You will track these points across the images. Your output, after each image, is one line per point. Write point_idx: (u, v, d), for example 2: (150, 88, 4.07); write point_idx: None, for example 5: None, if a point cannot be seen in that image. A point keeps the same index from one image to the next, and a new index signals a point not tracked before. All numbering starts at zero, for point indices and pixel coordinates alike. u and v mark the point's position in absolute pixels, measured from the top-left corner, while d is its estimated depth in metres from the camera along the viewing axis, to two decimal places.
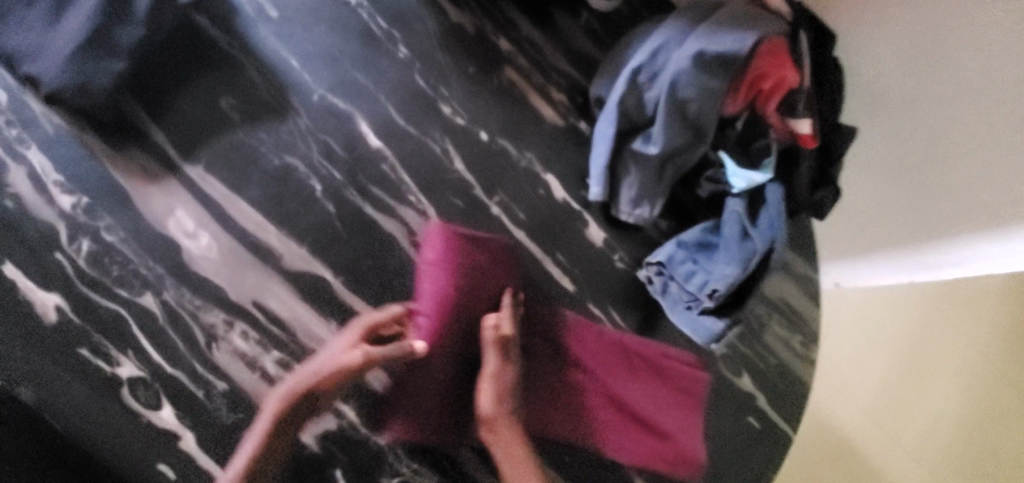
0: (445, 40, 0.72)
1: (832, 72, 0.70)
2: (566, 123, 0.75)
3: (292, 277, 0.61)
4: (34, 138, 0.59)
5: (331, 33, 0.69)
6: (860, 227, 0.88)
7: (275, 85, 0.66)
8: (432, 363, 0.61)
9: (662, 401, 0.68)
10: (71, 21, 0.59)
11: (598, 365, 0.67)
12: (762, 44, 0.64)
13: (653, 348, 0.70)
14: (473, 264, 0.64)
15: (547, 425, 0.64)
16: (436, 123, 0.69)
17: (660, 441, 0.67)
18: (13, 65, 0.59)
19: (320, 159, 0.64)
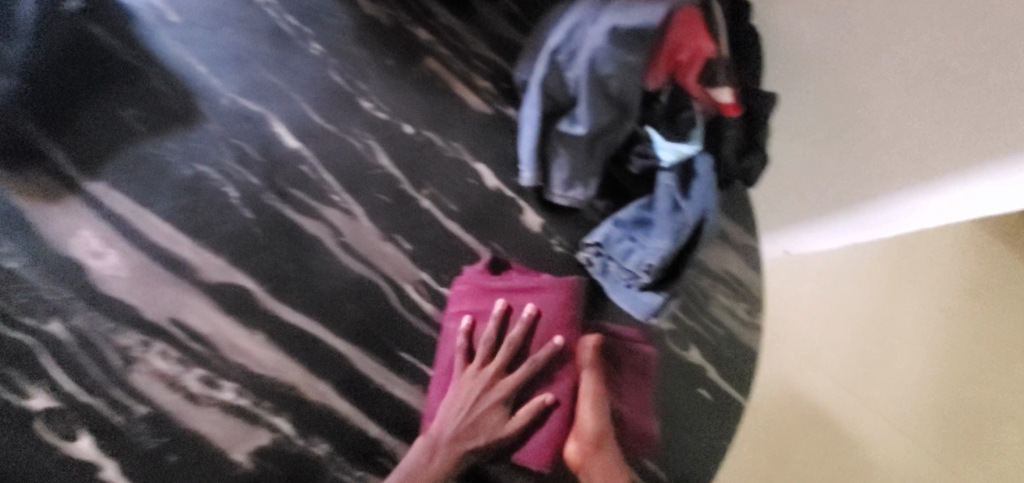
0: (360, 34, 0.70)
1: (748, 41, 0.70)
2: (493, 110, 0.74)
3: (211, 290, 0.59)
4: None
5: (238, 34, 0.66)
6: (797, 194, 0.88)
7: (180, 91, 0.63)
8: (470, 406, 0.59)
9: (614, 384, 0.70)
10: None
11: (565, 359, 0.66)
12: (676, 15, 0.64)
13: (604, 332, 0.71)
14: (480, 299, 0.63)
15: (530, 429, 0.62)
16: (356, 119, 0.68)
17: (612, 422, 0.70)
18: None
19: (233, 165, 0.62)
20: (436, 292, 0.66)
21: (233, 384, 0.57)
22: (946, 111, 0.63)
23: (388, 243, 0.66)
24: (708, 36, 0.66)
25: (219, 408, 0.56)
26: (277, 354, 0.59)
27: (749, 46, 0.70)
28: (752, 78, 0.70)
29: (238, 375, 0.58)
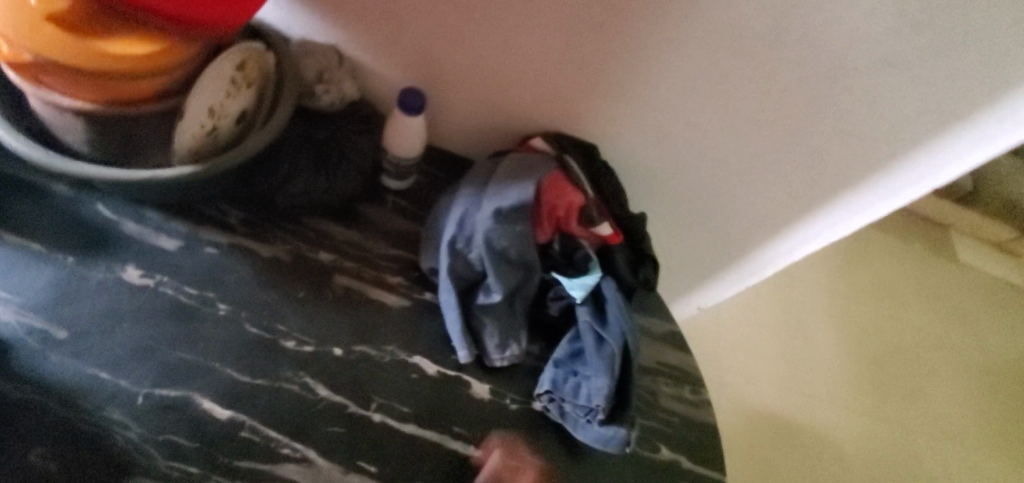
0: (266, 278, 0.73)
1: (604, 177, 0.81)
2: (412, 300, 0.78)
3: None
4: None
5: (145, 325, 0.65)
6: (698, 255, 1.03)
7: (83, 411, 0.59)
8: None
9: None
10: None
11: None
12: (549, 182, 0.75)
13: None
14: None
15: None
16: (285, 362, 0.68)
17: None
18: None
19: (169, 463, 0.59)
20: None
21: None
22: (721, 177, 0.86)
23: (353, 473, 0.65)
24: (575, 188, 0.77)
25: None
26: None
27: (611, 184, 0.82)
28: (618, 203, 0.81)
29: None
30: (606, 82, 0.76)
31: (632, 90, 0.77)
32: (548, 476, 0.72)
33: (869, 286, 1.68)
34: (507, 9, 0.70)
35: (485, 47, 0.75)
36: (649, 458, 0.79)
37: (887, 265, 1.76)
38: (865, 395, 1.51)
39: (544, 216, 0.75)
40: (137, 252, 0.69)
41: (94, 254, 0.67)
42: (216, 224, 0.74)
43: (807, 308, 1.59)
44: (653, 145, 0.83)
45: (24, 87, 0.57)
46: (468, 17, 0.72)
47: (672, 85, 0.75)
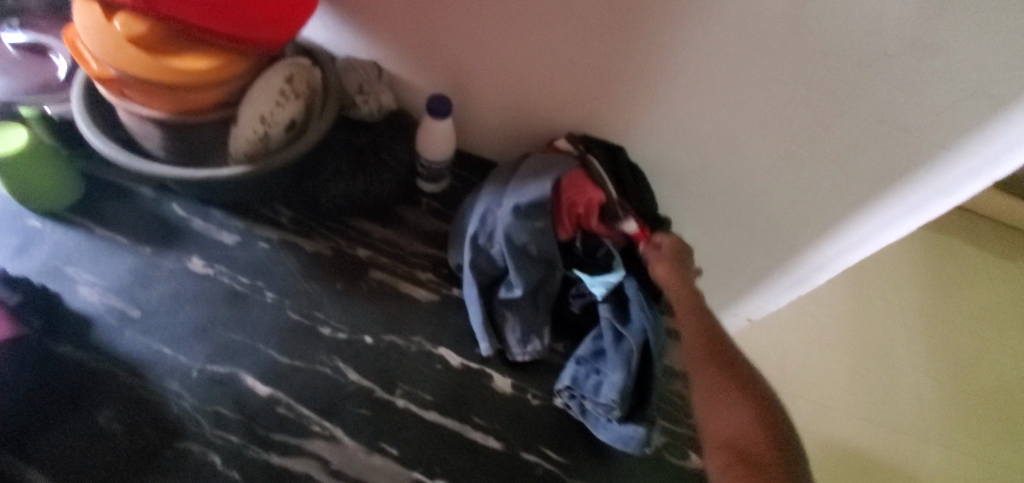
0: (309, 271, 0.79)
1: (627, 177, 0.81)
2: (441, 295, 0.81)
3: None
4: None
5: (203, 309, 0.73)
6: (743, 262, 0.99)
7: (146, 379, 0.67)
8: None
9: None
10: None
11: None
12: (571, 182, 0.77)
13: None
14: None
15: None
16: (320, 347, 0.74)
17: None
18: None
19: (213, 430, 0.65)
20: None
21: None
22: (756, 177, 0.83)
23: (375, 454, 0.68)
24: (595, 186, 0.77)
25: None
26: None
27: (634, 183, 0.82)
28: (641, 205, 0.82)
29: None
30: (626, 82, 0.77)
31: (654, 89, 0.77)
32: (568, 474, 0.71)
33: (954, 306, 1.51)
34: (516, 21, 0.75)
35: (506, 55, 0.79)
36: (678, 466, 0.75)
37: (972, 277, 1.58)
38: (955, 424, 1.33)
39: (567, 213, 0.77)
40: (202, 245, 0.78)
41: (166, 246, 0.77)
42: (268, 222, 0.82)
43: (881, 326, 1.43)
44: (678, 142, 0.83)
45: (114, 102, 0.68)
46: (489, 29, 0.76)
47: (691, 81, 0.75)
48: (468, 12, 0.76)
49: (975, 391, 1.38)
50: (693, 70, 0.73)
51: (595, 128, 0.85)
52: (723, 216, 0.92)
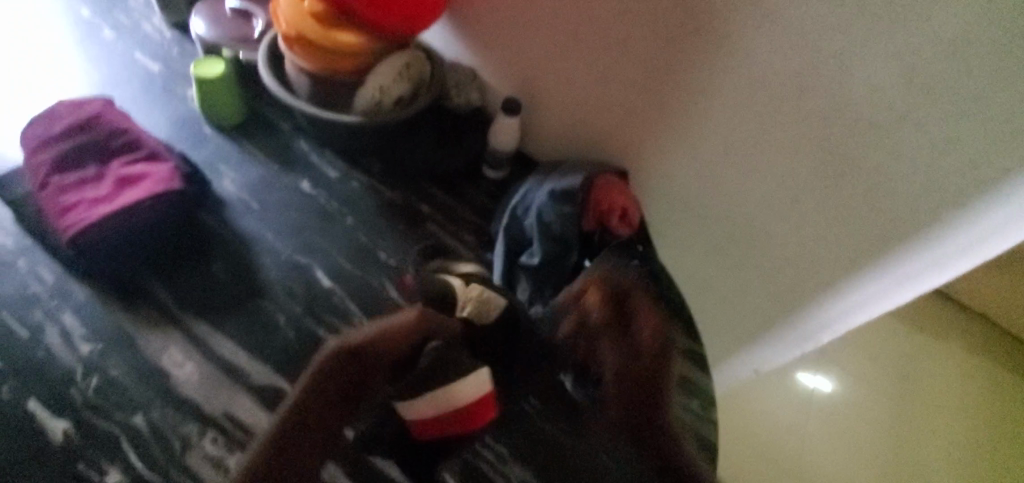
0: (382, 210, 1.01)
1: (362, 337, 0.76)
2: (476, 255, 0.99)
3: (59, 174, 0.79)
4: (54, 287, 0.78)
5: (301, 217, 0.96)
6: (773, 285, 1.01)
7: (249, 251, 0.89)
8: (130, 167, 0.81)
9: (126, 120, 0.85)
10: (93, 234, 0.77)
11: (121, 117, 0.85)
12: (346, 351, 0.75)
13: (119, 111, 0.86)
14: (72, 111, 0.84)
15: (103, 185, 0.79)
16: (375, 265, 0.93)
17: (146, 157, 0.83)
18: (48, 243, 0.80)
19: (285, 298, 0.86)
20: None
21: None
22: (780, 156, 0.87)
23: None
24: (623, 192, 0.94)
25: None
26: None
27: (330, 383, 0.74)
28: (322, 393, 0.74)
29: None
30: (665, 114, 0.95)
31: (682, 125, 0.95)
32: None
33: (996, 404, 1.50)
34: (583, 54, 0.97)
35: (572, 78, 1.00)
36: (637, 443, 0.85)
37: (1008, 402, 1.52)
38: None
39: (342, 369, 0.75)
40: (313, 173, 1.02)
41: (287, 167, 1.01)
42: (363, 169, 1.05)
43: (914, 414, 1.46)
44: (703, 175, 0.98)
45: (287, 57, 0.95)
46: (563, 56, 0.98)
47: (719, 122, 0.91)
48: (549, 41, 0.98)
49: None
50: (718, 112, 0.90)
51: (632, 153, 1.03)
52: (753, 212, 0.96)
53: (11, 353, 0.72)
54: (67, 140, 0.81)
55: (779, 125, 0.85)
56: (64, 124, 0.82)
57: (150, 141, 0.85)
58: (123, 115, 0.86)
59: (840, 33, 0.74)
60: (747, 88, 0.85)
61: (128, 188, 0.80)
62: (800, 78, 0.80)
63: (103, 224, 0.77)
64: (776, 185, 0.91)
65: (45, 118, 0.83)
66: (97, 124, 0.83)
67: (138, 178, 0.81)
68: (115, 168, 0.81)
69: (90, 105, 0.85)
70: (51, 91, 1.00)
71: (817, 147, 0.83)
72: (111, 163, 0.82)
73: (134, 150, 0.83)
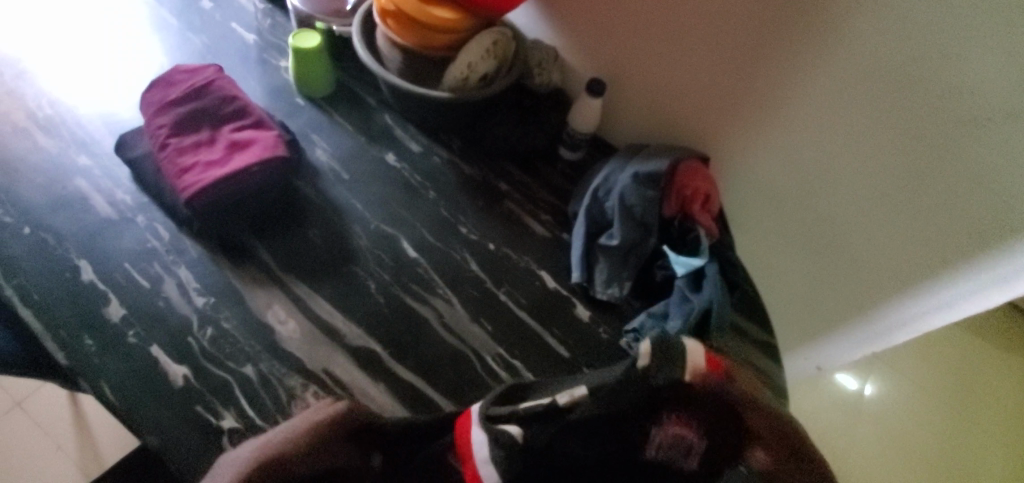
0: (462, 186, 1.03)
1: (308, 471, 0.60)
2: (553, 234, 1.00)
3: (178, 136, 0.84)
4: (170, 243, 0.84)
5: (388, 189, 0.99)
6: (842, 284, 1.01)
7: (341, 218, 0.93)
8: (240, 133, 0.86)
9: (236, 89, 0.90)
10: (211, 194, 0.81)
11: (231, 85, 0.90)
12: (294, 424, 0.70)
13: (230, 80, 0.91)
14: (189, 77, 0.89)
15: (216, 148, 0.84)
16: (456, 239, 0.96)
17: (253, 124, 0.87)
18: (164, 202, 0.85)
19: (374, 266, 0.89)
20: (509, 364, 0.85)
21: None
22: (876, 150, 0.85)
23: (476, 324, 0.88)
24: (706, 180, 0.94)
25: None
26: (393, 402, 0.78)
27: None
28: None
29: None
30: (753, 102, 0.93)
31: (772, 113, 0.93)
32: None
33: (996, 420, 1.69)
34: (672, 36, 0.95)
35: (658, 61, 0.99)
36: None
37: (1011, 421, 1.69)
38: None
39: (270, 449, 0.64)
40: (397, 146, 1.05)
41: (374, 140, 1.04)
42: (444, 145, 1.07)
43: (922, 423, 1.64)
44: (788, 165, 0.96)
45: (381, 30, 0.98)
46: (652, 38, 0.97)
47: (813, 112, 0.88)
48: (638, 22, 0.97)
49: None
50: (812, 102, 0.88)
51: (714, 140, 1.02)
52: (840, 208, 0.94)
53: (133, 300, 0.78)
54: (184, 106, 0.86)
55: (878, 117, 0.82)
56: (182, 89, 0.87)
57: (256, 109, 0.89)
58: (233, 84, 0.91)
59: (955, 23, 0.70)
60: (846, 77, 0.82)
61: (239, 153, 0.84)
62: (906, 69, 0.77)
63: (219, 184, 0.82)
64: (866, 178, 0.88)
65: (162, 83, 0.88)
66: (210, 91, 0.88)
67: (248, 144, 0.85)
68: (226, 134, 0.86)
69: (203, 73, 0.90)
70: (156, 56, 1.05)
71: (912, 141, 0.81)
72: (223, 128, 0.86)
73: (242, 117, 0.88)
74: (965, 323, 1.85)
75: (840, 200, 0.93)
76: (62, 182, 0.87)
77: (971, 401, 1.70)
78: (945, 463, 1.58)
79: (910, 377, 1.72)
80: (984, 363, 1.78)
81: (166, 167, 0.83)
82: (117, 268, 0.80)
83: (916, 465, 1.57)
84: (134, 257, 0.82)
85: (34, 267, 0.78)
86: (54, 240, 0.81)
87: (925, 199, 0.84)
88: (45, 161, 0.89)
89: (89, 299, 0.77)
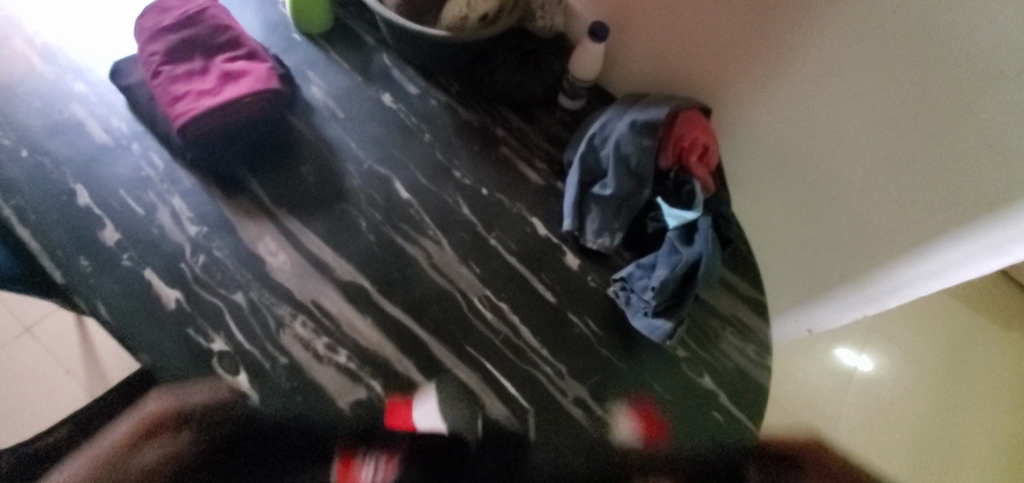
0: (458, 130, 1.02)
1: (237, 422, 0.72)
2: (547, 182, 0.99)
3: (172, 65, 0.84)
4: (165, 173, 0.85)
5: (383, 130, 0.98)
6: (839, 243, 0.99)
7: (334, 156, 0.93)
8: (234, 64, 0.85)
9: (230, 18, 0.89)
10: (205, 123, 0.82)
11: (225, 14, 0.89)
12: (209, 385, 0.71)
13: (224, 9, 0.89)
14: (182, 4, 0.88)
15: (210, 78, 0.84)
16: (449, 183, 0.96)
17: (247, 56, 0.86)
18: (159, 130, 0.86)
19: (366, 205, 0.90)
20: (495, 305, 0.86)
21: (346, 352, 0.78)
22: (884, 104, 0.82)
23: (464, 266, 0.88)
24: (705, 132, 0.92)
25: (334, 366, 0.76)
26: (378, 335, 0.80)
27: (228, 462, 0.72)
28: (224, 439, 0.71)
29: (349, 345, 0.78)
30: (759, 51, 0.90)
31: (778, 64, 0.90)
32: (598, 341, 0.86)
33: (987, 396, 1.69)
34: None
35: (664, 6, 0.95)
36: (691, 378, 0.86)
37: (1000, 398, 1.69)
38: None
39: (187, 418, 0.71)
40: (395, 87, 1.03)
41: (371, 79, 1.03)
42: (442, 88, 1.06)
43: (910, 395, 1.65)
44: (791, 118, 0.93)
45: None
46: None
47: (819, 64, 0.85)
48: None
49: (995, 469, 1.59)
50: (820, 52, 0.84)
51: (718, 92, 0.99)
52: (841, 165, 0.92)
53: (128, 225, 0.80)
54: (178, 34, 0.85)
55: (884, 71, 0.79)
56: (175, 16, 0.86)
57: (250, 40, 0.88)
58: (228, 14, 0.89)
59: None
60: (856, 26, 0.79)
61: (232, 84, 0.84)
62: (917, 18, 0.73)
63: (213, 114, 0.82)
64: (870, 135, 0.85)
65: (155, 9, 0.87)
66: (204, 19, 0.87)
67: (242, 75, 0.85)
68: (220, 64, 0.85)
69: (197, 0, 0.89)
70: None
71: (917, 97, 0.78)
72: (217, 58, 0.86)
73: (236, 47, 0.87)
74: (966, 299, 1.83)
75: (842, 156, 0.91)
76: (58, 108, 0.87)
77: (963, 376, 1.70)
78: (929, 431, 1.61)
79: (904, 350, 1.72)
80: (982, 340, 1.77)
81: (160, 95, 0.83)
82: (112, 194, 0.81)
83: (899, 432, 1.59)
84: (129, 184, 0.83)
85: (32, 189, 0.79)
86: (51, 164, 0.82)
87: (929, 157, 0.81)
88: (42, 86, 0.89)
89: (84, 222, 0.79)
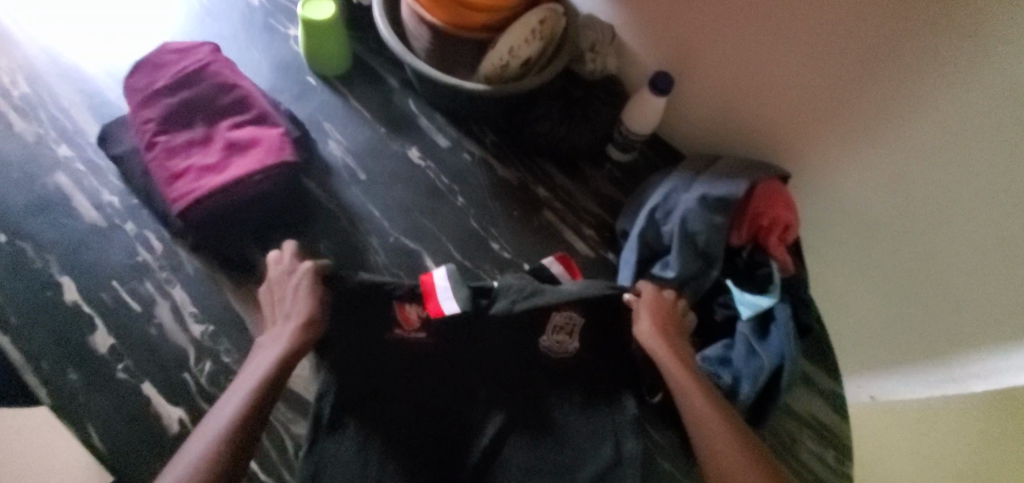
0: (495, 191, 0.89)
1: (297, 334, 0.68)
2: (597, 254, 0.87)
3: (169, 135, 0.72)
4: (165, 258, 0.73)
5: (410, 193, 0.86)
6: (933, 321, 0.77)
7: (357, 228, 0.81)
8: (241, 131, 0.73)
9: (237, 75, 0.77)
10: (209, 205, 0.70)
11: (230, 70, 0.77)
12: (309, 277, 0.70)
13: (230, 63, 0.77)
14: (182, 59, 0.76)
15: (213, 150, 0.72)
16: (487, 257, 0.84)
17: (256, 120, 0.74)
18: (157, 208, 0.74)
19: None
20: None
21: None
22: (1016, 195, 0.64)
23: None
24: (788, 208, 0.78)
25: None
26: None
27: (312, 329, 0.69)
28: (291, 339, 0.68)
29: None
30: (852, 117, 0.75)
31: (875, 132, 0.73)
32: None
33: None
34: (760, 25, 0.75)
35: (738, 52, 0.80)
36: None
37: None
38: None
39: (299, 291, 0.69)
40: (423, 140, 0.91)
41: (396, 131, 0.90)
42: (476, 139, 0.93)
43: None
44: (890, 200, 0.77)
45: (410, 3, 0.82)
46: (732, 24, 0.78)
47: (926, 139, 0.69)
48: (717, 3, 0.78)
49: None
50: (932, 126, 0.68)
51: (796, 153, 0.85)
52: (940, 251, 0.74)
53: (123, 327, 0.69)
54: (176, 97, 0.73)
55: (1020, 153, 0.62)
56: (173, 75, 0.74)
57: (259, 100, 0.76)
58: (234, 71, 0.77)
59: None
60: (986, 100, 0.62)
61: (238, 157, 0.72)
62: None
63: (216, 196, 0.70)
64: (989, 230, 0.68)
65: (150, 66, 0.75)
66: (207, 77, 0.75)
67: (249, 145, 0.72)
68: (224, 131, 0.73)
69: (198, 54, 0.77)
70: (148, 21, 0.90)
71: None
72: (221, 125, 0.74)
73: (243, 110, 0.75)
74: None
75: (946, 244, 0.73)
76: (41, 179, 0.76)
77: None
78: None
79: None
80: None
81: (155, 172, 0.71)
82: (105, 287, 0.71)
83: None
84: (124, 274, 0.72)
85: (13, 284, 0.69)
86: (34, 251, 0.71)
87: None
88: (21, 152, 0.77)
89: (73, 324, 0.68)
